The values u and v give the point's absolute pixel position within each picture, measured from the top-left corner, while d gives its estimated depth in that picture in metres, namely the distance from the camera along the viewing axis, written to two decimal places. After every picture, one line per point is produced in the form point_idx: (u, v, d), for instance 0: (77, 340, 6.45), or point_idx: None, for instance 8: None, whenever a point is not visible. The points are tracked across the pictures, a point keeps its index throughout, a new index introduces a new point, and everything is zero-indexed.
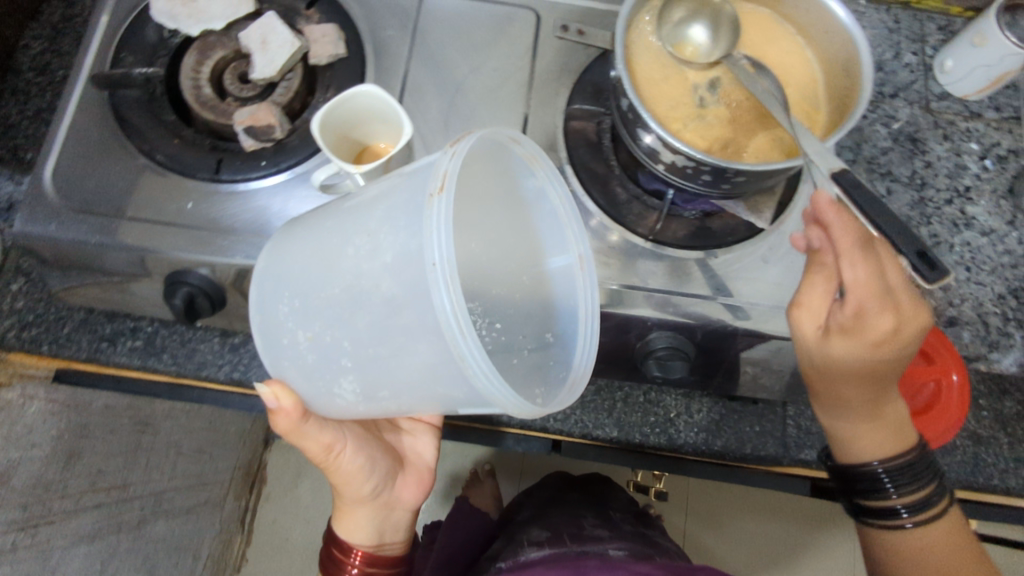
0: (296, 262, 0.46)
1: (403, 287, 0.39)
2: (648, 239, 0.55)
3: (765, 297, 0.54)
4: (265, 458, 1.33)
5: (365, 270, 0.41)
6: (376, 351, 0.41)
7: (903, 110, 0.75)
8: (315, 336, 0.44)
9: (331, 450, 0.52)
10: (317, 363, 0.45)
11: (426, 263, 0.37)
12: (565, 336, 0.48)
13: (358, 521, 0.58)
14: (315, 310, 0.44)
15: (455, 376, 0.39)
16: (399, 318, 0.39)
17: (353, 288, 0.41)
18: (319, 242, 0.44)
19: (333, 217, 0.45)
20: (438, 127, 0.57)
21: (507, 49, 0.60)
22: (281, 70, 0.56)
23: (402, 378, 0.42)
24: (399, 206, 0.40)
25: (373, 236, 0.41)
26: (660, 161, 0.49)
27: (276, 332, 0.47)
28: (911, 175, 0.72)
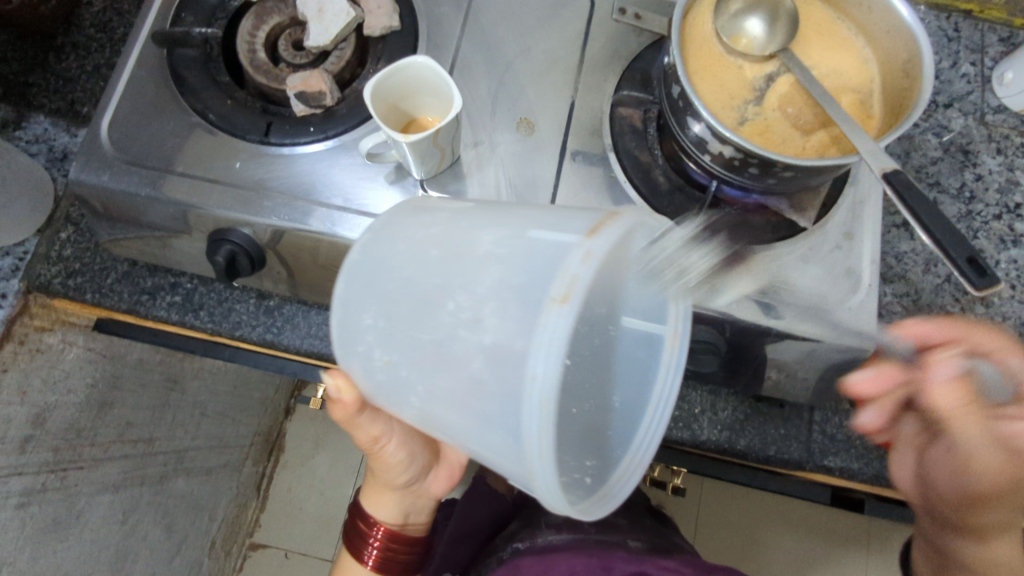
0: (393, 274, 0.41)
1: (495, 375, 0.36)
2: (687, 231, 0.55)
3: (802, 298, 0.53)
4: (285, 426, 1.36)
5: (460, 335, 0.37)
6: (451, 407, 0.39)
7: (957, 120, 0.73)
8: (394, 365, 0.41)
9: (375, 439, 0.56)
10: (385, 381, 0.42)
11: (523, 371, 0.34)
12: (632, 404, 0.49)
13: (384, 501, 0.61)
14: (399, 343, 0.40)
15: (515, 466, 0.38)
16: (479, 397, 0.37)
17: (439, 342, 0.38)
18: (420, 271, 0.40)
19: (440, 249, 0.41)
20: (485, 106, 0.57)
21: (559, 32, 0.60)
22: (335, 38, 0.56)
23: (468, 434, 0.40)
24: (512, 280, 0.37)
25: (477, 301, 0.37)
26: (709, 151, 0.48)
27: (353, 339, 0.43)
28: (960, 188, 0.71)
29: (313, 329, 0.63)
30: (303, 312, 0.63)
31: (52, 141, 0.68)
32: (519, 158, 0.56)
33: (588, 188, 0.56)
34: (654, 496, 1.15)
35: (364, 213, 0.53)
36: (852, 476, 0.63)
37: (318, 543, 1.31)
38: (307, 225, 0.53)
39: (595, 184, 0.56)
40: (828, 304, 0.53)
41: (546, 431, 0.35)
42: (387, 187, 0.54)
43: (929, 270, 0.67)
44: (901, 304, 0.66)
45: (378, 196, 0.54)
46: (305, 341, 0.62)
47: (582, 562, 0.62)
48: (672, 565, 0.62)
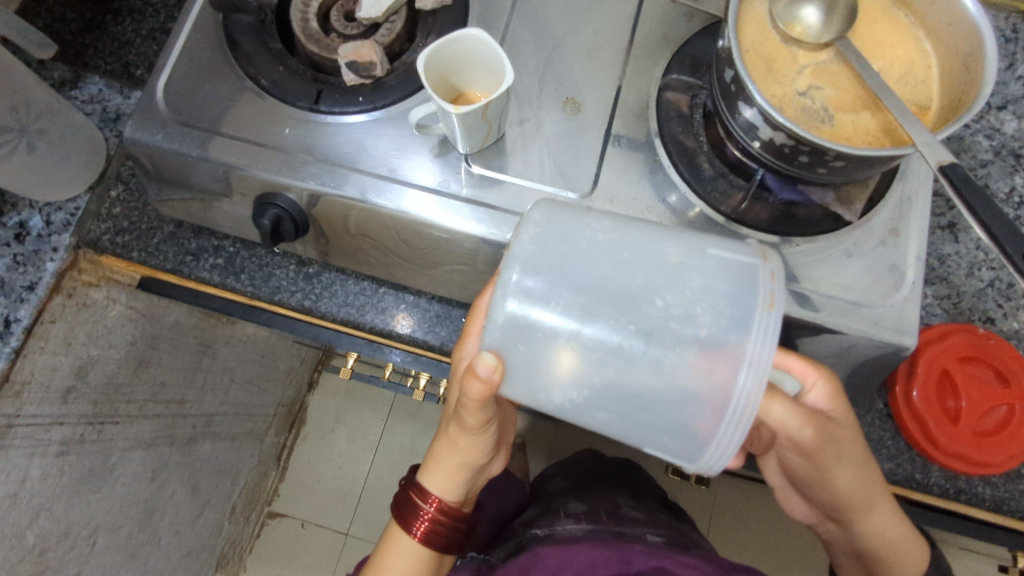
0: (582, 270, 0.41)
1: (704, 360, 0.39)
2: (729, 218, 0.54)
3: (844, 292, 0.53)
4: (307, 400, 1.39)
5: (667, 323, 0.40)
6: (632, 392, 0.41)
7: (1010, 123, 0.72)
8: (581, 351, 0.40)
9: (484, 421, 0.54)
10: (555, 364, 0.41)
11: (740, 360, 0.38)
12: None
13: (456, 482, 0.60)
14: (597, 331, 0.40)
15: (695, 444, 0.41)
16: (682, 379, 0.39)
17: (647, 330, 0.40)
18: (615, 270, 0.41)
19: (629, 249, 0.42)
20: (533, 84, 0.57)
21: (610, 13, 0.59)
22: (386, 11, 0.57)
23: (640, 414, 0.41)
24: (716, 287, 0.40)
25: (688, 300, 0.40)
26: (760, 138, 0.48)
27: (529, 325, 0.41)
28: (1010, 193, 0.69)
29: (349, 299, 0.64)
30: (340, 281, 0.64)
31: (106, 102, 0.70)
32: (563, 137, 0.56)
33: (631, 170, 0.56)
34: (669, 490, 1.15)
35: (409, 185, 0.54)
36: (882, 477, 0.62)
37: (333, 517, 1.34)
38: (350, 193, 0.53)
39: (637, 166, 0.56)
40: (870, 299, 0.53)
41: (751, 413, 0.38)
42: (429, 159, 0.55)
43: (972, 274, 0.66)
44: (940, 306, 0.65)
45: (420, 171, 0.55)
46: (341, 308, 0.63)
47: (601, 554, 0.60)
48: (692, 563, 0.58)
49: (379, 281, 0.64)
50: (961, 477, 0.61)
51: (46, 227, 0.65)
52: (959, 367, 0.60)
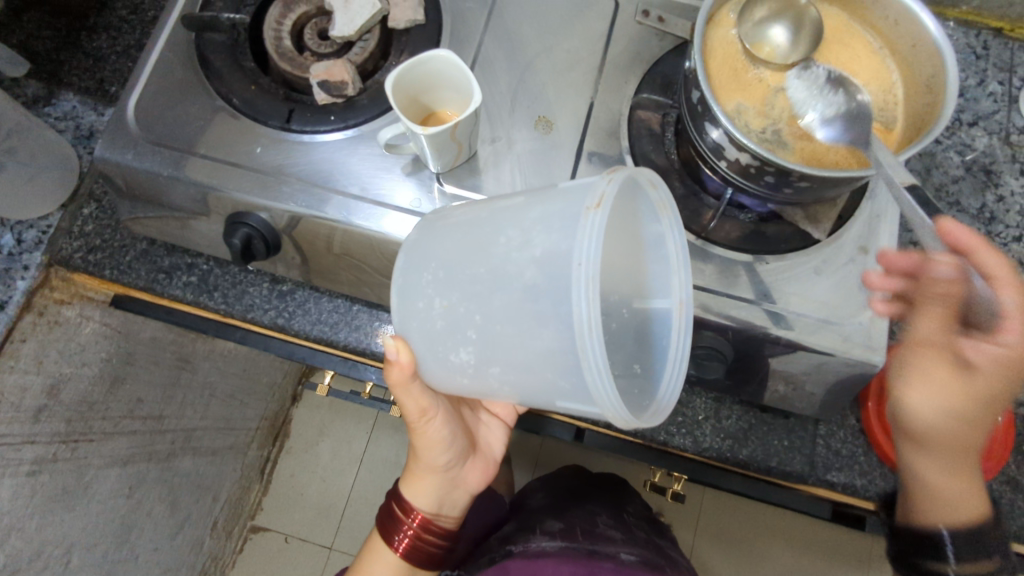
0: (450, 239, 0.47)
1: (546, 281, 0.40)
2: (700, 237, 0.55)
3: (815, 309, 0.53)
4: (291, 413, 1.38)
5: (509, 258, 0.42)
6: (503, 328, 0.43)
7: (980, 139, 0.73)
8: (453, 305, 0.45)
9: (427, 411, 0.57)
10: (444, 329, 0.46)
11: (571, 262, 0.38)
12: (650, 372, 0.48)
13: (428, 488, 0.62)
14: (461, 283, 0.45)
15: (571, 364, 0.40)
16: (533, 306, 0.41)
17: (495, 271, 0.43)
18: (475, 230, 0.46)
19: (489, 211, 0.46)
20: (504, 103, 0.57)
21: (582, 32, 0.60)
22: (359, 30, 0.57)
23: (523, 359, 0.43)
24: (552, 209, 0.42)
25: (525, 231, 0.42)
26: (726, 158, 0.48)
27: (413, 297, 0.48)
28: (980, 209, 0.70)
29: (323, 317, 0.64)
30: (314, 299, 0.64)
31: (79, 119, 0.70)
32: (536, 155, 0.56)
33: None
34: (653, 502, 1.15)
35: (382, 206, 0.54)
36: (853, 492, 0.64)
37: (317, 531, 1.33)
38: (321, 212, 0.53)
39: None
40: (840, 317, 0.53)
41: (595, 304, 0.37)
42: (402, 178, 0.55)
43: None
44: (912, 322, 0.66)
45: (400, 190, 0.55)
46: (314, 326, 0.63)
47: (569, 569, 0.63)
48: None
49: (353, 299, 0.64)
50: None
51: (17, 245, 0.65)
52: None
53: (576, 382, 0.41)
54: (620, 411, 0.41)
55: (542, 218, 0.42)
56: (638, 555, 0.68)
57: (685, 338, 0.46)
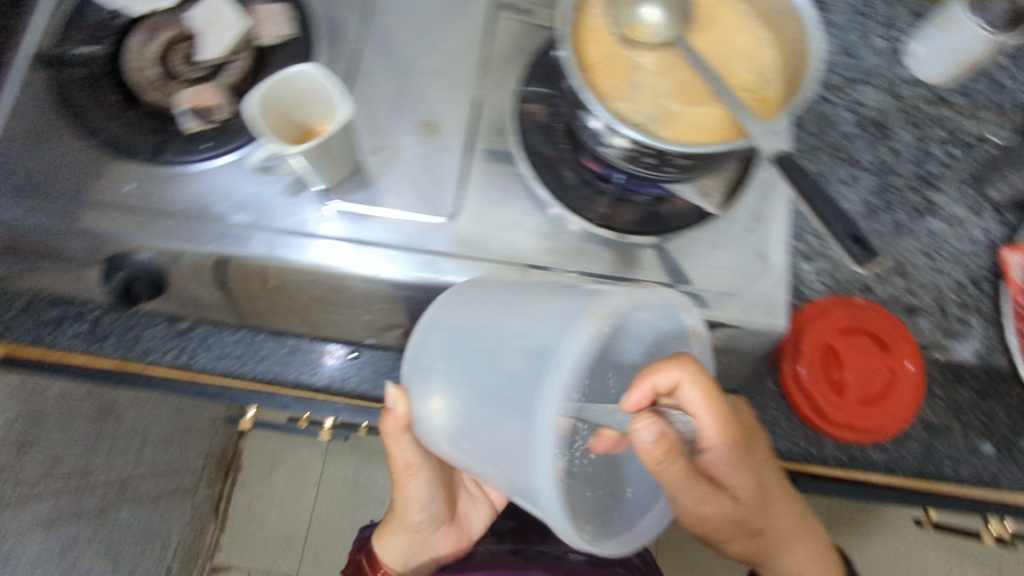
0: (465, 312, 0.48)
1: (529, 373, 0.43)
2: (596, 223, 0.54)
3: (714, 283, 0.54)
4: (240, 446, 1.34)
5: (508, 344, 0.45)
6: (481, 408, 0.45)
7: (870, 96, 0.74)
8: (448, 371, 0.48)
9: (411, 469, 0.64)
10: (434, 394, 0.49)
11: (553, 362, 0.41)
12: (640, 498, 0.54)
13: (395, 544, 0.69)
14: (461, 359, 0.47)
15: (523, 462, 0.43)
16: (512, 395, 0.43)
17: (491, 355, 0.46)
18: (490, 306, 0.47)
19: (513, 292, 0.48)
20: (387, 110, 0.56)
21: (461, 30, 0.58)
22: (226, 51, 0.56)
23: (491, 441, 0.45)
24: (558, 307, 0.44)
25: (530, 320, 0.45)
26: (610, 145, 0.48)
27: (422, 351, 0.50)
28: (875, 163, 0.72)
29: (228, 349, 0.61)
30: (215, 333, 0.61)
31: None
32: (422, 161, 0.55)
33: (493, 187, 0.55)
34: None
35: (279, 235, 0.52)
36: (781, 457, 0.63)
37: (280, 563, 1.29)
38: (212, 246, 0.52)
39: (502, 181, 0.55)
40: (741, 287, 0.54)
41: (554, 417, 0.40)
42: (290, 202, 0.53)
43: None
44: (822, 281, 0.66)
45: (327, 225, 0.53)
46: (219, 361, 0.60)
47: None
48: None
49: (257, 329, 0.62)
50: (852, 445, 0.63)
51: None
52: (840, 340, 0.62)
53: (525, 479, 0.44)
54: (563, 523, 0.43)
55: (549, 313, 0.44)
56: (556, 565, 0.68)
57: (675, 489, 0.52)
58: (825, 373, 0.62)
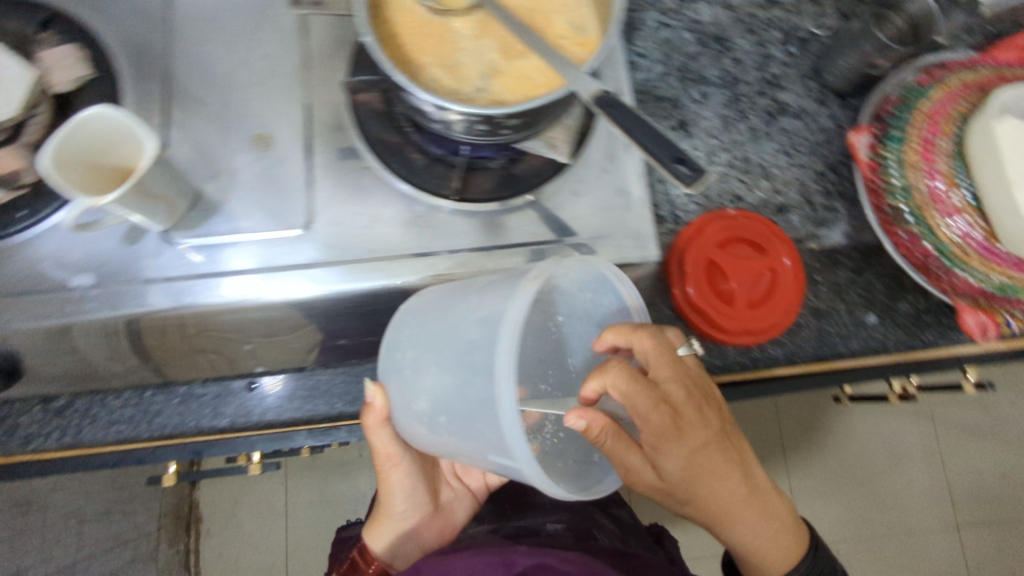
0: (424, 309, 0.51)
1: (485, 336, 0.45)
2: (454, 198, 0.53)
3: (583, 229, 0.55)
4: (195, 497, 1.30)
5: (463, 318, 0.48)
6: (449, 380, 0.48)
7: (706, 11, 0.75)
8: (418, 356, 0.50)
9: (392, 459, 0.64)
10: (411, 378, 0.51)
11: (501, 318, 0.44)
12: (606, 462, 0.56)
13: (383, 535, 0.68)
14: (428, 348, 0.50)
15: (489, 413, 0.45)
16: (472, 360, 0.46)
17: (453, 329, 0.48)
18: (448, 295, 0.50)
19: (467, 283, 0.51)
20: (212, 133, 0.53)
21: (270, 31, 0.55)
22: (20, 108, 0.50)
23: (463, 409, 0.47)
24: (503, 279, 0.48)
25: (481, 295, 0.48)
26: (441, 119, 0.47)
27: (392, 347, 0.53)
28: (722, 76, 0.73)
29: (117, 415, 0.58)
30: (98, 402, 0.58)
31: None
32: (263, 177, 0.53)
33: (344, 187, 0.53)
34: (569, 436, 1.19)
35: (133, 286, 0.51)
36: None
37: None
38: (61, 317, 0.50)
39: (351, 179, 0.53)
40: (610, 227, 0.55)
41: (510, 358, 0.42)
42: (129, 250, 0.51)
43: (711, 162, 0.70)
44: (694, 202, 0.68)
45: (237, 258, 0.52)
46: (110, 431, 0.58)
47: (482, 562, 0.55)
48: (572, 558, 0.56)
49: (142, 387, 0.59)
50: (753, 347, 0.67)
51: None
52: (721, 253, 0.65)
53: (494, 436, 0.45)
54: (532, 468, 0.44)
55: (498, 284, 0.48)
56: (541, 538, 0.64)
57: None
58: (712, 286, 0.65)
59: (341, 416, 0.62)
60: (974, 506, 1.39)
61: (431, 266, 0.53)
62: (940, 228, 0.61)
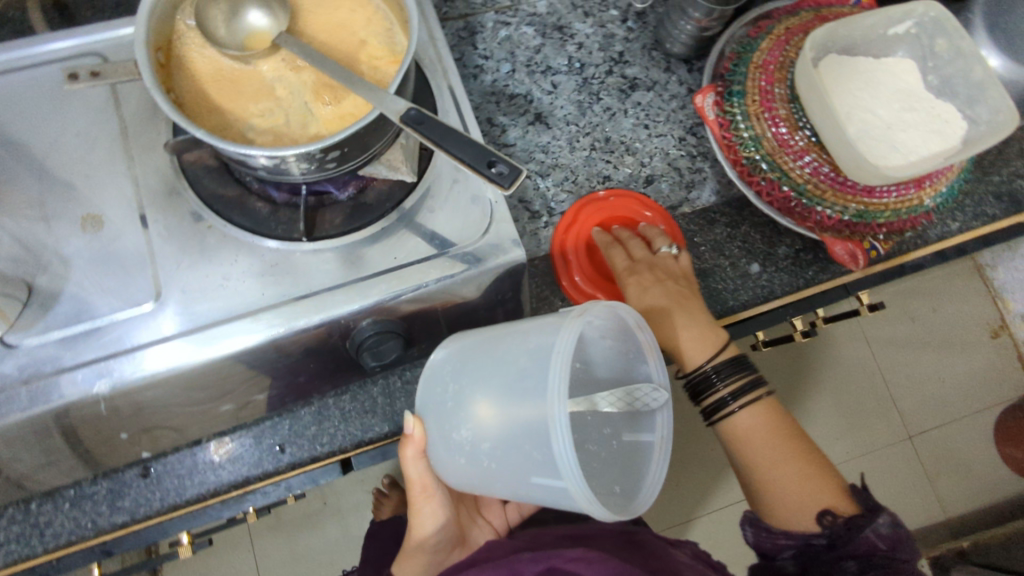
0: (473, 347, 0.53)
1: (537, 367, 0.48)
2: (306, 238, 0.52)
3: (442, 241, 0.53)
4: None
5: (514, 349, 0.50)
6: (495, 408, 0.50)
7: (541, 3, 0.76)
8: (463, 390, 0.51)
9: (428, 492, 0.61)
10: (452, 409, 0.52)
11: (553, 347, 0.46)
12: (630, 490, 0.53)
13: (413, 568, 0.64)
14: (478, 387, 0.51)
15: (540, 434, 0.47)
16: (522, 387, 0.48)
17: (500, 362, 0.51)
18: (492, 337, 0.52)
19: (509, 326, 0.53)
20: (40, 222, 0.51)
21: (85, 107, 0.54)
22: None
23: (509, 435, 0.49)
24: (546, 320, 0.50)
25: (527, 331, 0.50)
26: (263, 166, 0.45)
27: (433, 381, 0.54)
28: (569, 62, 0.74)
29: (4, 535, 0.57)
30: None
31: None
32: (101, 258, 0.51)
33: (189, 250, 0.52)
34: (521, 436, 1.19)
35: (16, 390, 0.47)
36: None
37: None
38: None
39: (195, 242, 0.52)
40: (470, 235, 0.54)
41: (562, 383, 0.45)
42: None
43: (573, 148, 0.71)
44: (564, 190, 0.70)
45: (137, 335, 0.49)
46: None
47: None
48: (578, 556, 0.58)
49: (24, 500, 0.57)
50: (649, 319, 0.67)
51: None
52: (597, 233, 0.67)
53: (546, 455, 0.47)
54: (577, 481, 0.45)
55: (542, 321, 0.50)
56: (541, 545, 0.65)
57: (664, 465, 0.53)
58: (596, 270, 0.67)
59: (249, 481, 0.60)
60: (922, 415, 1.41)
61: (291, 313, 0.50)
62: (793, 170, 0.62)
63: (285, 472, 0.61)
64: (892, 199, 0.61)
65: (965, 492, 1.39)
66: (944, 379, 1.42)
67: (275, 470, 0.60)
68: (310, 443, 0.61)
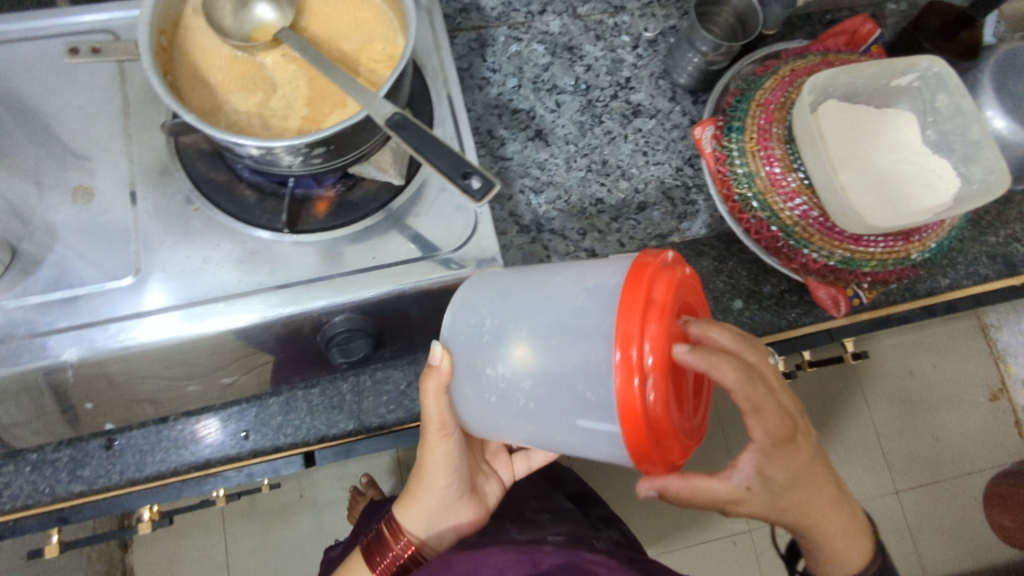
0: (511, 284, 0.51)
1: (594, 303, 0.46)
2: (288, 230, 0.52)
3: (422, 245, 0.54)
4: (128, 560, 1.26)
5: (565, 289, 0.49)
6: (547, 342, 0.48)
7: (554, 22, 0.76)
8: (506, 325, 0.49)
9: (444, 432, 0.58)
10: (490, 344, 0.50)
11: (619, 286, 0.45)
12: None
13: (420, 510, 0.64)
14: (522, 324, 0.49)
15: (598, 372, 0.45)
16: (578, 324, 0.47)
17: (551, 298, 0.49)
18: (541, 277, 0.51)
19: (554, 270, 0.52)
20: (33, 189, 0.52)
21: (92, 81, 0.55)
22: None
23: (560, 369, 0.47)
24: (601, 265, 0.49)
25: (579, 273, 0.49)
26: (250, 155, 0.46)
27: (465, 313, 0.51)
28: (575, 83, 0.75)
29: None
30: None
31: None
32: (87, 228, 0.52)
33: (174, 229, 0.53)
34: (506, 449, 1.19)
35: None
36: None
37: None
38: None
39: (181, 221, 0.53)
40: (450, 242, 0.54)
41: None
42: None
43: (570, 167, 0.72)
44: (556, 209, 0.70)
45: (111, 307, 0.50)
46: None
47: (512, 558, 0.57)
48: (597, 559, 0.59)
49: None
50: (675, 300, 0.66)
51: None
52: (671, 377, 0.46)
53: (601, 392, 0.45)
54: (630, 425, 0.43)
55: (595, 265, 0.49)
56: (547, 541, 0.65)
57: None
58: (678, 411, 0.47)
59: (209, 463, 0.60)
60: (910, 471, 1.38)
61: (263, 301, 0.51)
62: (783, 212, 0.62)
63: (246, 458, 0.61)
64: (879, 250, 0.60)
65: (949, 554, 1.36)
66: (938, 437, 1.40)
67: (237, 455, 0.60)
68: (273, 432, 0.62)
